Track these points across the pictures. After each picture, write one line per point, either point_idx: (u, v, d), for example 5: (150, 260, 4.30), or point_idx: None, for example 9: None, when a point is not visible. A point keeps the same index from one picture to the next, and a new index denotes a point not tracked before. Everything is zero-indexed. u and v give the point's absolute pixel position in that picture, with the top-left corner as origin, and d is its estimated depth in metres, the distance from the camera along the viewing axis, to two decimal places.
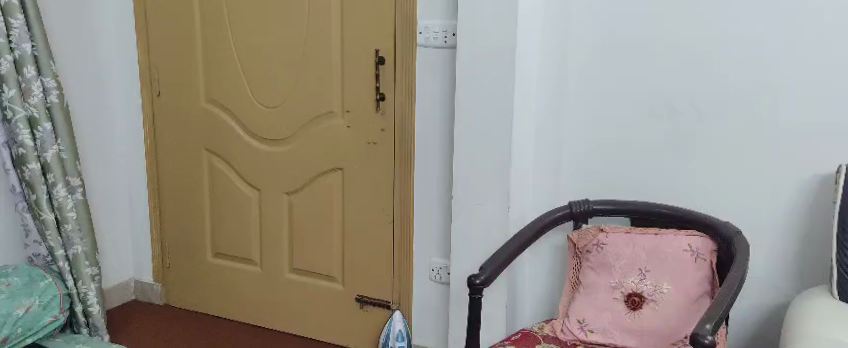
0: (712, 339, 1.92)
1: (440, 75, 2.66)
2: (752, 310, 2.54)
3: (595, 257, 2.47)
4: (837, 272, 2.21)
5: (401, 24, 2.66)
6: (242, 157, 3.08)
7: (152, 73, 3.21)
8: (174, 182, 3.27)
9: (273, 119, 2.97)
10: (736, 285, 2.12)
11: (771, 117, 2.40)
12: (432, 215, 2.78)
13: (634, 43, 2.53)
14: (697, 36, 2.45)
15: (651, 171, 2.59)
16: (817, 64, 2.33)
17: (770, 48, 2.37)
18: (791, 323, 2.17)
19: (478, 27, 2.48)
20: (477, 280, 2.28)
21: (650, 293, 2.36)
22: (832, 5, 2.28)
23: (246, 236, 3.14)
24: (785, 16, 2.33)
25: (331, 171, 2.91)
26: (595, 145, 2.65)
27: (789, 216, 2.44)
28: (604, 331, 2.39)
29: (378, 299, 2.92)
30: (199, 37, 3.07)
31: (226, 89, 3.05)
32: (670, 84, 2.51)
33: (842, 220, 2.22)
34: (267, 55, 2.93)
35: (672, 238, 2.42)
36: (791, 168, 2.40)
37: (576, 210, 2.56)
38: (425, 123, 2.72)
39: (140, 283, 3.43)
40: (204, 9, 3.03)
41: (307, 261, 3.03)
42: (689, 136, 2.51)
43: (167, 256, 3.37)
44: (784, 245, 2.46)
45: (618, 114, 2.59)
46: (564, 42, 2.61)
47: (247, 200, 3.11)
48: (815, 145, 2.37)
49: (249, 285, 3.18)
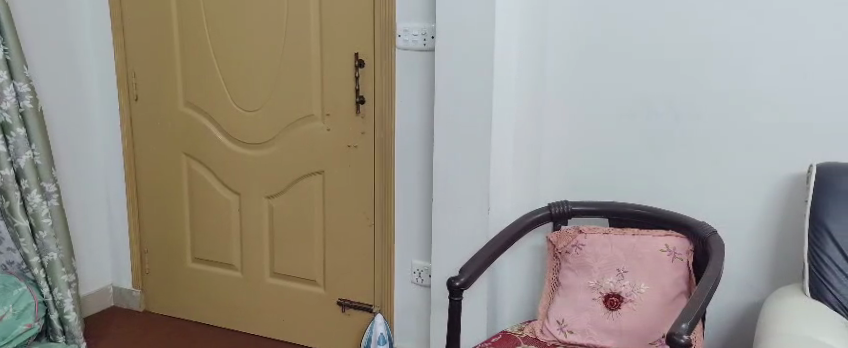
0: (688, 338, 1.97)
1: (420, 77, 2.66)
2: (729, 307, 2.58)
3: (574, 258, 2.50)
4: (810, 270, 2.26)
5: (381, 26, 2.67)
6: (221, 162, 3.06)
7: (129, 76, 3.19)
8: (153, 186, 3.25)
9: (254, 121, 2.96)
10: (711, 286, 2.15)
11: (744, 117, 2.45)
12: (412, 218, 2.79)
13: (612, 45, 2.56)
14: (675, 37, 2.49)
15: (629, 172, 2.62)
16: (791, 65, 2.37)
17: (743, 49, 2.42)
18: (766, 320, 2.22)
19: (457, 30, 2.49)
20: (457, 282, 2.31)
21: (628, 293, 2.40)
22: (805, 6, 2.33)
23: (226, 240, 3.13)
24: (757, 17, 2.38)
25: (312, 175, 2.91)
26: (574, 147, 2.68)
27: (763, 216, 2.49)
28: (584, 331, 2.42)
29: (360, 302, 2.92)
30: (178, 40, 3.05)
31: (205, 92, 3.03)
32: (646, 84, 2.55)
33: (814, 219, 2.27)
34: (247, 59, 2.92)
35: (649, 238, 2.45)
36: (764, 167, 2.46)
37: (556, 211, 2.59)
38: (405, 125, 2.73)
39: (120, 289, 3.39)
40: (181, 11, 3.02)
41: (288, 265, 3.03)
42: (668, 137, 2.55)
43: (146, 262, 3.34)
44: (759, 244, 2.51)
45: (595, 115, 2.63)
46: (542, 42, 2.65)
47: (226, 204, 3.09)
48: (789, 144, 2.42)
49: (230, 290, 3.16)
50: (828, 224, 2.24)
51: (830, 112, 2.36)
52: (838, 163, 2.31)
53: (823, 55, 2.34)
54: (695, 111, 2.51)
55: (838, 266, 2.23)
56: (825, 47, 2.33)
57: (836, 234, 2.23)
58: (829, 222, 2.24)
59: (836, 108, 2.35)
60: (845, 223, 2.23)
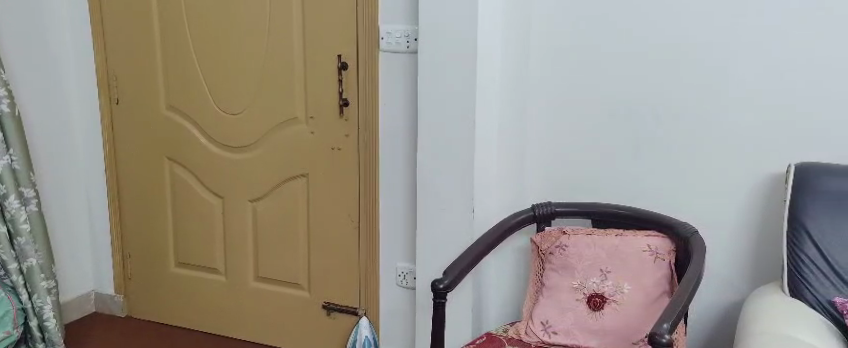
0: (670, 337, 1.98)
1: (403, 78, 2.66)
2: (711, 307, 2.61)
3: (558, 259, 2.52)
4: (789, 269, 2.29)
5: (363, 29, 2.67)
6: (204, 165, 3.05)
7: (110, 79, 3.16)
8: (135, 191, 3.22)
9: (237, 124, 2.94)
10: (693, 285, 2.18)
11: (723, 116, 2.48)
12: (397, 220, 2.78)
13: (594, 47, 2.59)
14: (655, 39, 2.51)
15: (612, 173, 2.65)
16: (769, 66, 2.41)
17: (721, 50, 2.45)
18: (747, 320, 2.23)
19: (440, 29, 2.50)
20: (441, 285, 2.31)
21: (611, 293, 2.42)
22: (783, 8, 2.36)
23: (209, 244, 3.11)
24: (734, 18, 2.42)
25: (296, 178, 2.90)
26: (558, 148, 2.70)
27: (743, 215, 2.52)
28: (568, 332, 2.43)
29: (345, 306, 2.92)
30: (159, 42, 3.03)
31: (187, 95, 3.01)
32: (627, 84, 2.57)
33: (793, 219, 2.30)
34: (230, 61, 2.90)
35: (632, 238, 2.47)
36: (744, 167, 2.49)
37: (539, 212, 2.60)
38: (389, 127, 2.73)
39: (101, 294, 3.36)
40: (163, 13, 3.00)
41: (272, 269, 3.01)
42: (649, 138, 2.58)
43: (128, 267, 3.31)
44: (739, 243, 2.54)
45: (577, 116, 2.65)
46: (523, 42, 2.67)
47: (210, 208, 3.08)
48: (767, 144, 2.45)
49: (214, 294, 3.14)
50: (807, 224, 2.27)
51: (808, 112, 2.39)
52: (816, 163, 2.35)
53: (802, 56, 2.37)
54: (676, 113, 2.53)
55: (817, 265, 2.25)
56: (803, 48, 2.37)
57: (814, 234, 2.26)
58: (807, 222, 2.27)
59: (813, 108, 2.39)
60: (822, 222, 2.26)
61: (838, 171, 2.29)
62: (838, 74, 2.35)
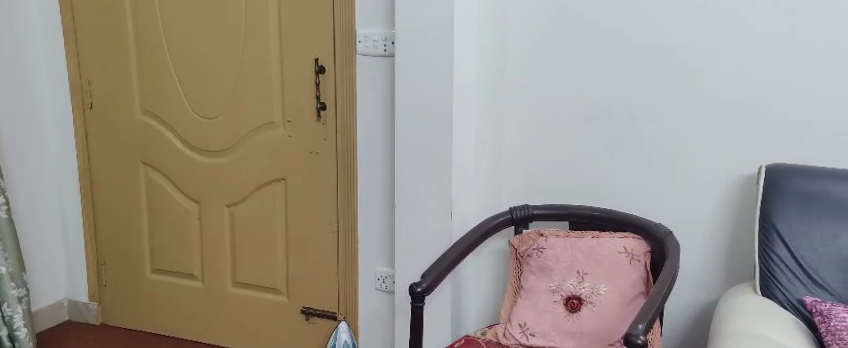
0: (645, 338, 2.00)
1: (380, 82, 2.66)
2: (686, 307, 2.65)
3: (536, 262, 2.54)
4: (761, 269, 2.33)
5: (340, 32, 2.67)
6: (180, 170, 3.02)
7: (83, 84, 3.12)
8: (110, 196, 3.18)
9: (213, 129, 2.92)
10: (668, 286, 2.20)
11: (697, 119, 2.52)
12: (375, 224, 2.77)
13: (568, 51, 2.62)
14: (629, 42, 2.55)
15: (588, 176, 2.68)
16: (740, 68, 2.45)
17: (694, 52, 2.49)
18: (719, 322, 2.26)
19: (418, 32, 2.51)
20: (419, 288, 2.32)
21: (588, 295, 2.44)
22: (754, 11, 2.41)
23: (186, 249, 3.08)
24: (706, 21, 2.46)
25: (274, 182, 2.89)
26: (535, 150, 2.73)
27: (717, 216, 2.56)
28: (545, 334, 2.45)
29: (324, 310, 2.90)
30: (134, 46, 3.00)
31: (162, 99, 2.99)
32: (601, 85, 2.61)
33: (764, 220, 2.34)
34: (206, 65, 2.88)
35: (608, 240, 2.49)
36: (717, 168, 2.53)
37: (517, 215, 2.61)
38: (366, 130, 2.72)
39: (75, 301, 3.30)
40: (137, 17, 2.97)
41: (250, 274, 2.99)
42: (625, 140, 2.61)
43: (103, 273, 3.26)
44: (714, 244, 2.58)
45: (553, 119, 2.68)
46: (500, 45, 2.70)
47: (186, 213, 3.05)
48: (740, 146, 2.49)
49: (190, 300, 3.11)
50: (777, 224, 2.31)
51: (779, 114, 2.44)
52: (786, 164, 2.39)
53: (771, 58, 2.42)
54: (650, 116, 2.57)
55: (787, 265, 2.29)
56: (773, 50, 2.41)
57: (784, 235, 2.30)
58: (778, 223, 2.31)
59: (783, 109, 2.43)
60: (793, 224, 2.30)
61: (807, 172, 2.34)
62: (807, 76, 2.40)
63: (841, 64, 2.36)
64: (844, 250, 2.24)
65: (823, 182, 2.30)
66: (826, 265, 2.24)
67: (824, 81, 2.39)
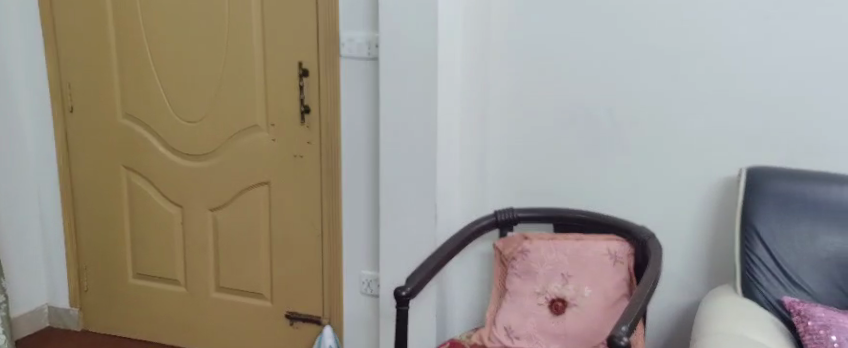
0: (628, 340, 2.00)
1: (363, 85, 2.65)
2: (669, 309, 2.66)
3: (520, 264, 2.54)
4: (742, 271, 2.35)
5: (324, 35, 2.66)
6: (162, 175, 2.99)
7: (64, 88, 3.09)
8: (91, 201, 3.15)
9: (196, 133, 2.90)
10: (650, 288, 2.21)
11: (680, 122, 2.54)
12: (359, 227, 2.76)
13: (550, 54, 2.63)
14: (610, 45, 2.56)
15: (572, 179, 2.69)
16: (721, 71, 2.47)
17: (676, 55, 2.50)
18: (702, 323, 2.27)
19: (401, 35, 2.50)
20: (404, 292, 2.31)
21: (572, 297, 2.44)
22: (734, 14, 2.43)
23: (169, 254, 3.05)
24: (688, 24, 2.48)
25: (258, 186, 2.87)
26: (520, 154, 2.73)
27: (700, 219, 2.57)
28: (530, 337, 2.45)
29: (308, 314, 2.89)
30: (115, 49, 2.97)
31: (144, 103, 2.96)
32: (584, 88, 2.62)
33: (745, 222, 2.35)
34: (188, 68, 2.86)
35: (592, 243, 2.50)
36: (700, 171, 2.54)
37: (502, 218, 2.62)
38: (350, 133, 2.71)
39: (56, 308, 3.26)
40: (118, 20, 2.94)
41: (234, 278, 2.97)
42: (608, 143, 2.62)
43: (84, 279, 3.22)
44: (697, 246, 2.60)
45: (536, 122, 2.69)
46: (483, 49, 2.70)
47: (168, 218, 3.02)
48: (722, 149, 2.51)
49: (174, 306, 3.08)
50: (758, 226, 2.33)
51: (759, 116, 2.46)
52: (767, 167, 2.41)
53: (753, 62, 2.44)
54: (632, 119, 2.58)
55: (767, 266, 2.31)
56: (752, 53, 2.43)
57: (764, 236, 2.32)
58: (759, 225, 2.33)
59: (765, 112, 2.45)
60: (774, 226, 2.32)
61: (787, 174, 2.35)
62: (786, 78, 2.42)
63: (819, 67, 2.38)
64: (823, 251, 2.26)
65: (802, 184, 2.32)
66: (805, 266, 2.27)
67: (802, 84, 2.41)
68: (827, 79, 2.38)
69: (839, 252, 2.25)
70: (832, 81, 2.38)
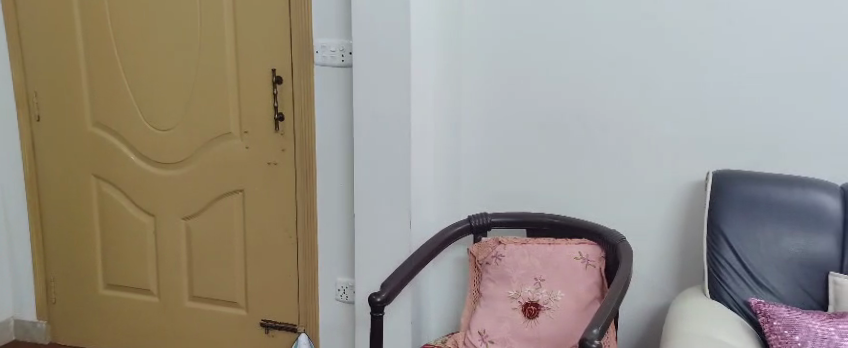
0: (599, 342, 2.03)
1: (337, 92, 2.64)
2: (640, 310, 2.70)
3: (494, 269, 2.56)
4: (709, 273, 2.38)
5: (298, 42, 2.65)
6: (134, 183, 2.96)
7: (30, 96, 3.03)
8: (59, 211, 3.09)
9: (167, 141, 2.87)
10: (621, 291, 2.24)
11: (648, 127, 2.58)
12: (333, 235, 2.75)
13: (521, 61, 2.67)
14: (579, 51, 2.60)
15: (545, 184, 2.72)
16: (688, 76, 2.52)
17: (645, 61, 2.55)
18: (672, 324, 2.29)
19: (374, 42, 2.50)
20: (379, 298, 2.31)
21: (545, 301, 2.47)
22: (700, 22, 2.48)
23: (141, 263, 3.01)
24: (655, 31, 2.53)
25: (231, 194, 2.84)
26: (493, 160, 2.76)
27: (670, 222, 2.62)
28: (504, 341, 2.46)
29: (284, 323, 2.87)
30: (83, 56, 2.93)
31: (114, 111, 2.92)
32: (555, 95, 2.65)
33: (712, 224, 2.39)
34: (160, 75, 2.82)
35: (564, 246, 2.52)
36: (669, 174, 2.59)
37: (475, 223, 2.63)
38: (324, 140, 2.70)
39: (22, 321, 3.18)
40: (87, 27, 2.90)
41: (207, 287, 2.94)
42: (579, 148, 2.66)
43: (52, 291, 3.16)
44: (667, 249, 2.64)
45: (509, 128, 2.72)
46: (455, 56, 2.73)
47: (140, 227, 2.98)
48: (691, 154, 2.56)
49: (146, 316, 3.04)
50: (725, 229, 2.36)
51: (725, 121, 2.51)
52: (734, 171, 2.46)
53: (718, 68, 2.49)
54: (603, 125, 2.62)
55: (733, 267, 2.35)
56: (717, 59, 2.49)
57: (731, 239, 2.36)
58: (725, 227, 2.37)
59: (731, 117, 2.51)
60: (740, 228, 2.36)
61: (750, 177, 2.40)
62: (751, 84, 2.47)
63: (783, 73, 2.44)
64: (785, 252, 2.31)
65: (765, 186, 2.37)
66: (770, 266, 2.31)
67: (765, 90, 2.46)
68: (791, 85, 2.44)
69: (801, 252, 2.30)
70: (795, 86, 2.44)
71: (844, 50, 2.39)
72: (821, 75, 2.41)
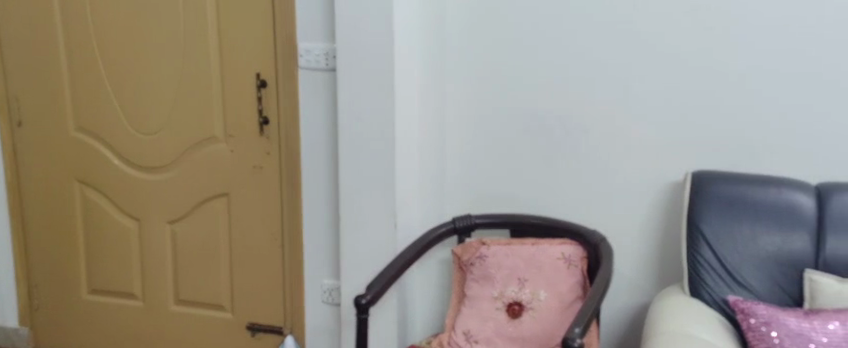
0: (581, 341, 2.06)
1: (321, 95, 2.65)
2: (622, 308, 2.75)
3: (479, 270, 2.58)
4: (689, 271, 2.43)
5: (282, 46, 2.65)
6: (117, 188, 2.94)
7: (11, 101, 3.00)
8: (41, 217, 3.07)
9: (152, 145, 2.86)
10: (602, 291, 2.27)
11: (629, 128, 2.62)
12: (317, 237, 2.76)
13: (504, 64, 2.69)
14: (561, 53, 2.63)
15: (527, 186, 2.75)
16: (668, 77, 2.56)
17: (626, 62, 2.58)
18: (653, 322, 2.33)
19: (359, 45, 2.50)
20: (364, 300, 2.33)
21: (528, 301, 2.49)
22: (681, 24, 2.52)
23: (126, 268, 3.00)
24: (636, 33, 2.56)
25: (216, 198, 2.84)
26: (476, 162, 2.80)
27: (650, 222, 2.67)
28: (488, 340, 2.49)
29: (270, 325, 2.88)
30: (65, 60, 2.91)
31: (97, 115, 2.90)
32: (538, 96, 2.68)
33: (691, 224, 2.44)
34: (143, 79, 2.82)
35: (547, 246, 2.55)
36: (650, 175, 2.63)
37: (460, 224, 2.64)
38: (308, 143, 2.71)
39: (4, 328, 3.16)
40: (69, 30, 2.88)
41: (192, 291, 2.94)
42: (561, 150, 2.69)
43: (35, 297, 3.15)
44: (648, 248, 2.69)
45: (492, 130, 2.75)
46: (440, 59, 2.75)
47: (123, 232, 2.97)
48: (672, 155, 2.60)
49: (131, 320, 3.03)
50: (703, 228, 2.41)
51: (705, 122, 2.56)
52: (713, 171, 2.51)
53: (698, 69, 2.53)
54: (585, 126, 2.66)
55: (711, 266, 2.39)
56: (697, 61, 2.53)
57: (709, 238, 2.40)
58: (704, 227, 2.41)
59: (711, 117, 2.55)
60: (719, 228, 2.40)
61: (727, 178, 2.45)
62: (729, 85, 2.52)
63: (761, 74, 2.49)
64: (763, 250, 2.35)
65: (743, 186, 2.42)
66: (748, 265, 2.35)
67: (744, 90, 2.51)
68: (769, 86, 2.49)
69: (778, 251, 2.34)
70: (773, 87, 2.49)
71: (820, 51, 2.43)
72: (798, 76, 2.46)
